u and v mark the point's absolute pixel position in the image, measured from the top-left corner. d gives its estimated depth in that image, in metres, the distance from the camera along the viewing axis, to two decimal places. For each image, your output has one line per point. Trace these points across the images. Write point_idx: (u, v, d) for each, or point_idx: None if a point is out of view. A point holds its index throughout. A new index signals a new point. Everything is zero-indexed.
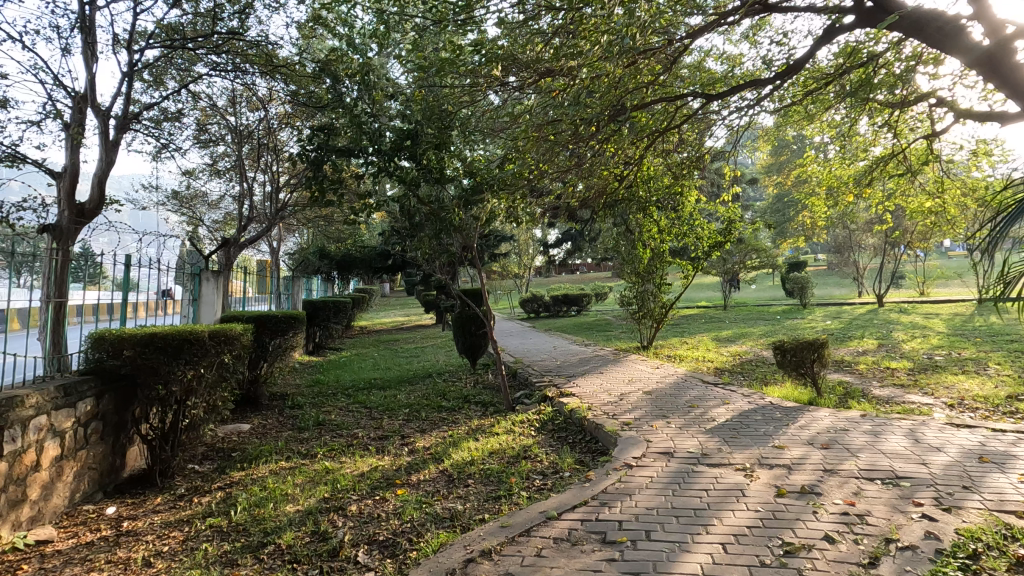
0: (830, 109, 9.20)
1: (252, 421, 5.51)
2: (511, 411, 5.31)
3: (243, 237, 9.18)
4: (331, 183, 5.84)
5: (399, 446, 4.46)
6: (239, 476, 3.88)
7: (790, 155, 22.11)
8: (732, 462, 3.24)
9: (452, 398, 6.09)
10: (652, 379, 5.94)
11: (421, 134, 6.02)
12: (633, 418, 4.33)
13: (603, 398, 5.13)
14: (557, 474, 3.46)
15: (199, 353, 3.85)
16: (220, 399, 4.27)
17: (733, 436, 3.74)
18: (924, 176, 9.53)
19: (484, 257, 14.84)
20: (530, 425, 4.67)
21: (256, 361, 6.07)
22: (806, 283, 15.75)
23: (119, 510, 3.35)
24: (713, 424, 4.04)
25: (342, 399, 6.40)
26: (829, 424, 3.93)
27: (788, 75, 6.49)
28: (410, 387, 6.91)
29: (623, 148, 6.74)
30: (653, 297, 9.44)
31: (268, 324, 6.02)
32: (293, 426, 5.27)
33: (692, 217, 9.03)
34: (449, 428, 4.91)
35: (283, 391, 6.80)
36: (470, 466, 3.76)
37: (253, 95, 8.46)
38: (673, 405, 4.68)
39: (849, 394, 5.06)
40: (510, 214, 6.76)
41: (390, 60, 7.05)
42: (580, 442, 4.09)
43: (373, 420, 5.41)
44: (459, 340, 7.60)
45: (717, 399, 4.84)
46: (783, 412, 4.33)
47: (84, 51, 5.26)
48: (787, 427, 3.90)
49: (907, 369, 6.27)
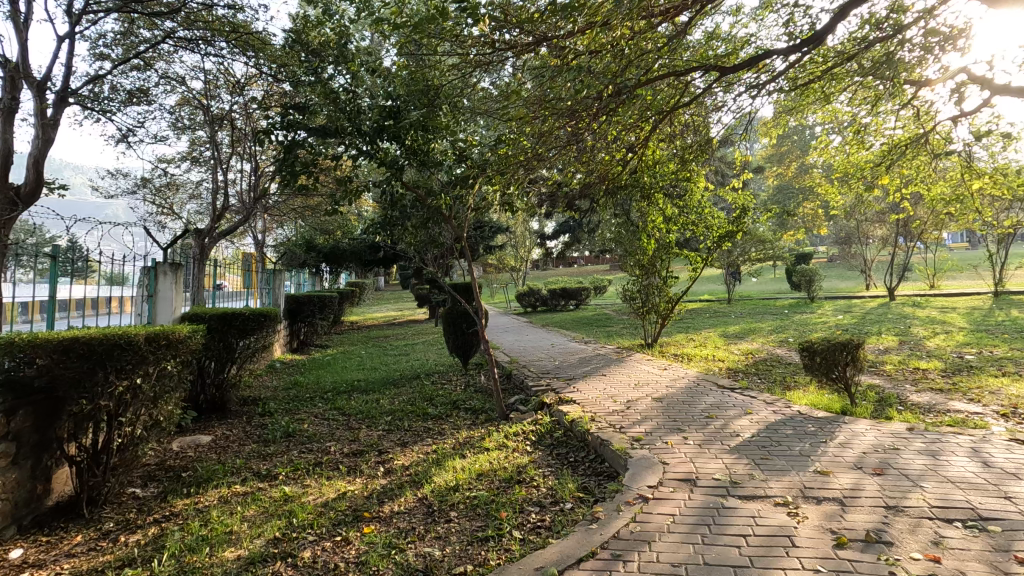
0: (848, 90, 8.59)
1: (214, 432, 4.91)
2: (505, 420, 4.74)
3: (218, 227, 8.73)
4: (307, 164, 5.20)
5: (374, 464, 3.87)
6: (182, 506, 3.28)
7: (794, 144, 21.53)
8: (770, 494, 2.67)
9: (439, 404, 5.52)
10: (662, 382, 5.36)
11: (404, 112, 5.43)
12: (644, 432, 3.76)
13: (607, 405, 4.57)
14: (557, 506, 2.89)
15: (132, 361, 3.23)
16: (164, 412, 3.67)
17: (764, 456, 3.16)
18: (947, 163, 8.94)
19: (480, 249, 14.19)
20: (526, 439, 4.10)
21: (223, 365, 5.46)
22: (813, 276, 15.20)
23: (28, 553, 2.76)
24: (739, 441, 3.46)
25: (319, 405, 5.80)
26: (874, 442, 3.35)
27: (808, 46, 5.83)
28: (395, 391, 6.33)
29: (625, 130, 6.21)
30: (659, 292, 8.80)
31: (235, 322, 5.39)
32: (259, 438, 4.67)
33: (700, 205, 8.44)
34: (433, 442, 4.33)
35: (255, 395, 6.22)
36: (454, 494, 3.19)
37: (228, 75, 7.87)
38: (688, 416, 4.10)
39: (885, 401, 4.49)
40: (504, 201, 6.16)
41: (372, 34, 6.42)
42: (584, 463, 3.50)
43: (350, 430, 4.82)
44: (449, 338, 7.01)
45: (738, 409, 4.26)
46: (817, 425, 3.75)
47: (15, 15, 4.66)
48: (826, 445, 3.33)
49: (940, 370, 5.70)
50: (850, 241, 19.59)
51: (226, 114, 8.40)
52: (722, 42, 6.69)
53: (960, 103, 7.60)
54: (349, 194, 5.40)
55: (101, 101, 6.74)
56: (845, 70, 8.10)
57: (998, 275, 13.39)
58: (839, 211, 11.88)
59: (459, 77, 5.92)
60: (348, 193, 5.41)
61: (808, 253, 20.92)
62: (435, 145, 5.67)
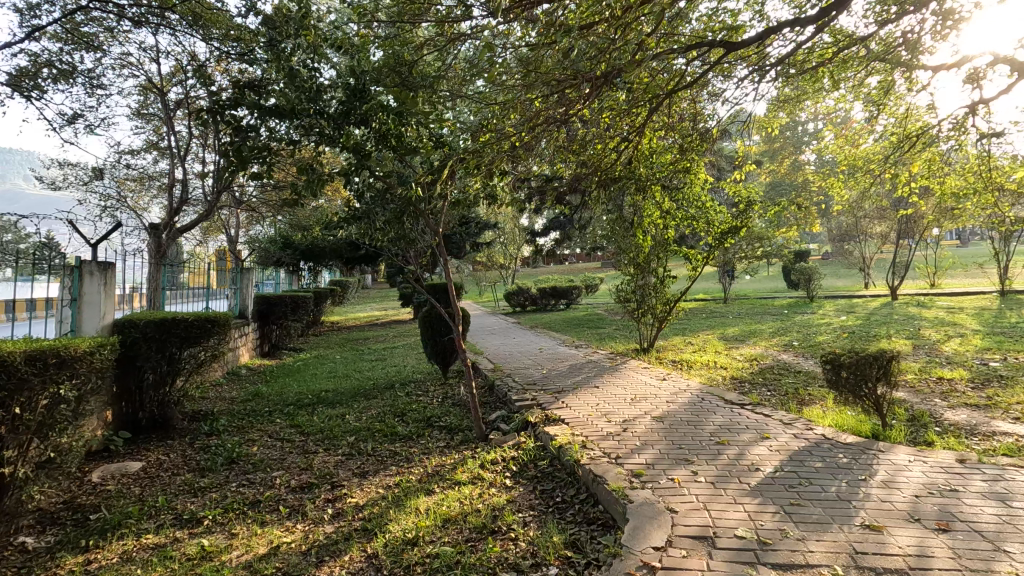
0: (858, 77, 8.00)
1: (146, 457, 4.25)
2: (483, 443, 4.13)
3: (176, 221, 8.07)
4: (257, 151, 4.23)
5: (322, 504, 3.22)
6: (70, 567, 2.62)
7: (790, 139, 21.04)
8: (813, 560, 2.07)
9: (411, 421, 4.88)
10: (662, 397, 4.74)
11: (371, 91, 4.70)
12: (645, 464, 3.17)
13: (601, 426, 3.97)
14: (539, 572, 2.27)
15: (6, 385, 2.55)
16: (61, 444, 2.99)
17: (794, 502, 2.56)
18: (960, 157, 8.38)
19: (466, 247, 13.51)
20: (506, 470, 3.49)
21: (163, 377, 4.82)
22: (812, 275, 14.68)
23: None
24: (760, 479, 2.85)
25: (277, 422, 5.16)
26: (925, 481, 2.76)
27: (826, 16, 5.12)
28: (364, 404, 5.69)
29: (618, 115, 5.57)
30: (655, 292, 8.19)
31: (176, 330, 4.69)
32: (197, 466, 4.01)
33: (702, 199, 7.84)
34: (398, 471, 3.71)
35: (206, 409, 5.56)
36: (410, 551, 2.56)
37: (188, 56, 7.22)
38: (695, 443, 3.49)
39: (918, 420, 3.92)
40: (486, 193, 5.52)
41: (340, 8, 5.77)
42: (574, 506, 2.89)
43: (304, 455, 4.18)
44: (427, 345, 6.37)
45: (752, 432, 3.65)
46: (851, 456, 3.15)
47: None
48: (867, 484, 2.74)
49: (969, 381, 5.14)
50: (847, 238, 19.09)
51: (186, 99, 7.72)
52: (729, 16, 6.01)
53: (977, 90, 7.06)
54: (319, 184, 4.50)
55: (36, 79, 6.04)
56: (855, 54, 7.51)
57: (1004, 273, 12.90)
58: (842, 207, 11.32)
59: (437, 54, 5.28)
60: (315, 181, 4.49)
61: (806, 249, 20.30)
62: (410, 129, 4.99)
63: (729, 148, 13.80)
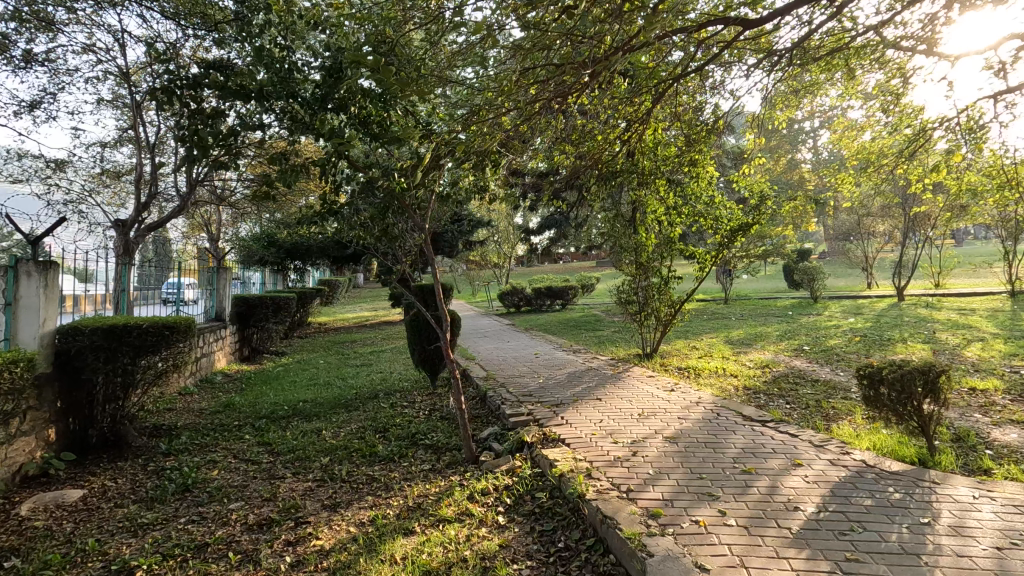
0: (871, 68, 7.53)
1: (90, 482, 3.74)
2: (473, 467, 3.65)
3: (144, 217, 7.51)
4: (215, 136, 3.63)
5: (280, 548, 2.72)
6: None
7: (790, 136, 20.60)
8: None
9: (394, 438, 4.38)
10: (673, 413, 4.27)
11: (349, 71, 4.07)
12: (663, 500, 2.68)
13: (607, 448, 3.49)
14: None
15: None
16: None
17: (850, 556, 2.10)
18: (977, 153, 7.94)
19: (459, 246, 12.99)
20: (499, 505, 3.00)
21: (116, 391, 4.28)
22: (815, 274, 14.31)
23: None
24: (803, 523, 2.38)
25: (245, 439, 4.65)
26: (1002, 526, 2.29)
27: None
28: (344, 417, 5.19)
29: (620, 102, 5.09)
30: (658, 294, 7.72)
31: (128, 338, 4.14)
32: (146, 495, 3.50)
33: (709, 195, 7.38)
34: (374, 503, 3.22)
35: (168, 424, 5.04)
36: None
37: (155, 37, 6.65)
38: (717, 471, 3.02)
39: (966, 442, 3.46)
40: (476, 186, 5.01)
41: None
42: (579, 556, 2.40)
43: (269, 480, 3.69)
44: (413, 351, 5.87)
45: (781, 457, 3.19)
46: (902, 490, 2.68)
47: None
48: (933, 531, 2.27)
49: (1008, 392, 4.68)
50: (849, 237, 18.72)
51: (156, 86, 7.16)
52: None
53: (999, 78, 6.61)
54: (293, 176, 3.78)
55: None
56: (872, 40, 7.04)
57: (1015, 273, 12.52)
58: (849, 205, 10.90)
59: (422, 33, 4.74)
60: (288, 174, 3.72)
61: (807, 249, 19.90)
62: (393, 114, 4.44)
63: (730, 145, 13.34)
